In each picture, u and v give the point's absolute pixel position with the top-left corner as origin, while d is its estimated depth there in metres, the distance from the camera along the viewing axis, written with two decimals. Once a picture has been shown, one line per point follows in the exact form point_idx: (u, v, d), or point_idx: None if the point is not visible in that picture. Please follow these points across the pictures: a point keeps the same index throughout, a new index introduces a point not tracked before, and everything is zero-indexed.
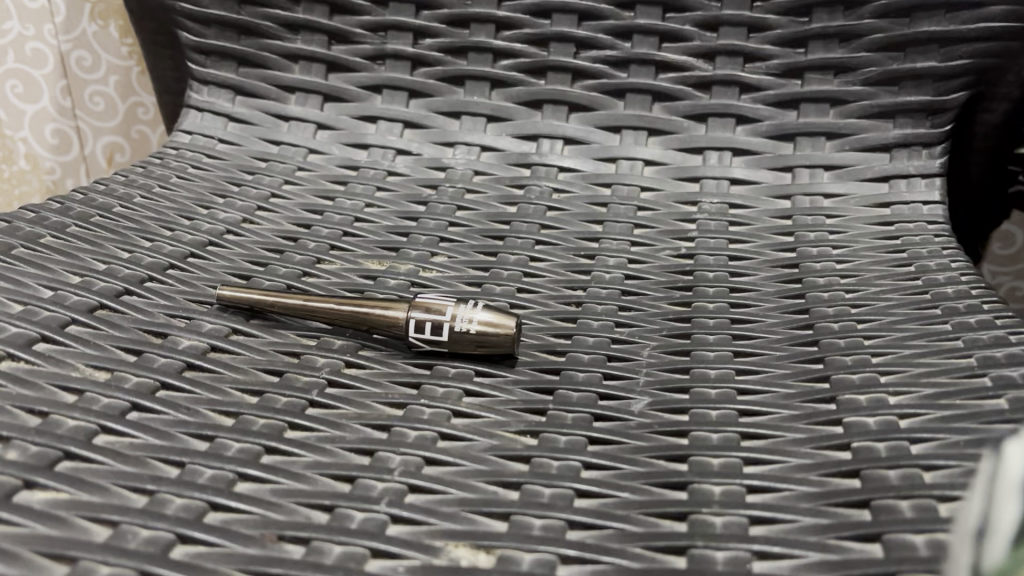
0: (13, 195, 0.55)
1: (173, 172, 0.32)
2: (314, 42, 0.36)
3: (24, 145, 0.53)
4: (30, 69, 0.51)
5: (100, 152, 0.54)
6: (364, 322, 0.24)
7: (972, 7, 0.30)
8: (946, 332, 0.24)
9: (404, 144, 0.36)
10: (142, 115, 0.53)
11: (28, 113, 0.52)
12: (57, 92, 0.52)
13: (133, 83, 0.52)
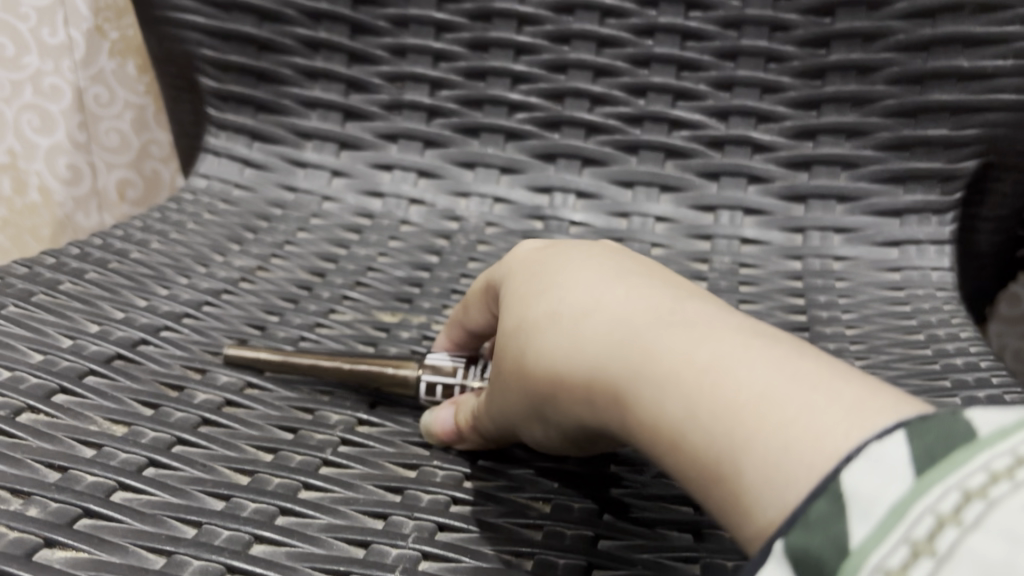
0: (23, 226, 0.56)
1: (190, 217, 0.33)
2: (332, 91, 0.36)
3: (36, 177, 0.54)
4: (47, 104, 0.51)
5: (112, 186, 0.55)
6: (374, 380, 0.24)
7: (983, 78, 0.30)
8: (945, 389, 0.24)
9: (418, 194, 0.36)
10: (154, 151, 0.54)
11: (42, 146, 0.52)
12: (72, 127, 0.52)
13: (147, 120, 0.52)
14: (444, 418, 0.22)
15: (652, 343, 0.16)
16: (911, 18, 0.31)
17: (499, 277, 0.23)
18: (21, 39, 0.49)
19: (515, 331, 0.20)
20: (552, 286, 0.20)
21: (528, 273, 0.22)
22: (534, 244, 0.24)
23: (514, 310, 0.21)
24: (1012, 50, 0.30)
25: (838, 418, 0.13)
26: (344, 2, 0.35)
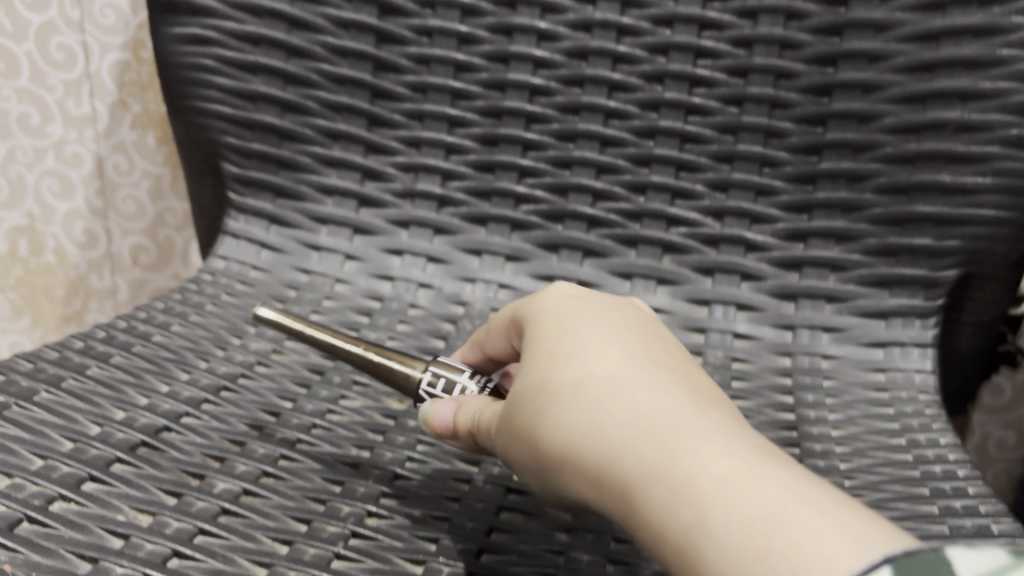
0: (36, 287, 0.57)
1: (208, 299, 0.34)
2: (348, 178, 0.38)
3: (53, 241, 0.55)
4: (68, 170, 0.53)
5: (126, 251, 0.57)
6: (382, 373, 0.28)
7: (964, 193, 0.32)
8: (923, 497, 0.26)
9: (427, 278, 0.38)
10: (170, 219, 0.56)
11: (61, 211, 0.54)
12: (91, 193, 0.54)
13: (166, 190, 0.55)
14: (443, 410, 0.25)
15: (669, 441, 0.18)
16: (897, 133, 0.33)
17: (534, 325, 0.24)
18: (47, 110, 0.51)
19: (538, 387, 0.21)
20: (582, 355, 0.21)
21: (561, 335, 0.23)
22: (570, 297, 0.25)
23: (539, 369, 0.22)
24: (991, 168, 0.31)
25: (842, 552, 0.14)
26: (363, 96, 0.37)
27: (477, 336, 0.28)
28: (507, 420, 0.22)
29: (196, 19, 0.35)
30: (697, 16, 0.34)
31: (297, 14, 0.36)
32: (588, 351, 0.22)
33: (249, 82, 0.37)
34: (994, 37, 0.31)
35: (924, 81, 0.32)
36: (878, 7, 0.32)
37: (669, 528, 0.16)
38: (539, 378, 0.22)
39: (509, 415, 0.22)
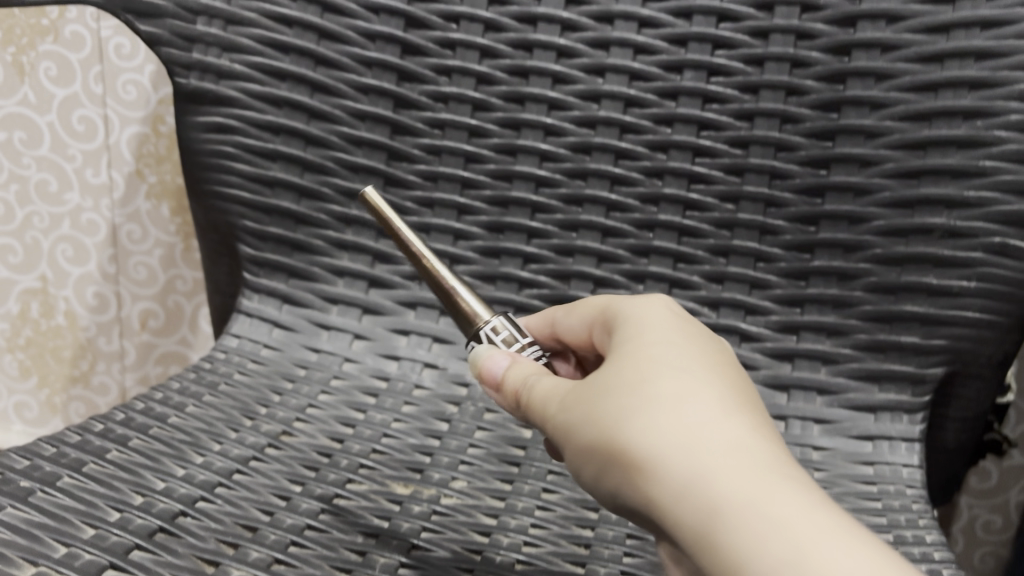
0: (46, 346, 0.65)
1: (221, 378, 0.36)
2: (359, 261, 0.40)
3: (65, 303, 0.62)
4: (82, 237, 0.59)
5: (135, 315, 0.62)
6: (452, 305, 0.30)
7: (949, 295, 0.34)
8: None
9: (432, 358, 0.39)
10: (180, 285, 0.60)
11: (73, 276, 0.61)
12: (103, 259, 0.59)
13: (175, 258, 0.58)
14: (496, 359, 0.27)
15: (766, 476, 0.18)
16: (887, 235, 0.34)
17: (628, 332, 0.25)
18: (65, 177, 0.57)
19: (627, 386, 0.22)
20: (680, 370, 0.22)
21: (656, 345, 0.23)
22: (668, 317, 0.25)
23: (626, 372, 0.22)
24: (975, 273, 0.33)
25: None
26: (376, 183, 0.39)
27: (557, 316, 0.30)
28: (577, 409, 0.22)
29: (219, 108, 0.37)
30: (696, 116, 0.36)
31: (315, 105, 0.37)
32: (681, 370, 0.22)
33: (268, 168, 0.38)
34: (977, 148, 0.32)
35: (912, 186, 0.33)
36: (869, 115, 0.34)
37: (750, 559, 0.17)
38: (626, 381, 0.22)
39: (582, 405, 0.22)
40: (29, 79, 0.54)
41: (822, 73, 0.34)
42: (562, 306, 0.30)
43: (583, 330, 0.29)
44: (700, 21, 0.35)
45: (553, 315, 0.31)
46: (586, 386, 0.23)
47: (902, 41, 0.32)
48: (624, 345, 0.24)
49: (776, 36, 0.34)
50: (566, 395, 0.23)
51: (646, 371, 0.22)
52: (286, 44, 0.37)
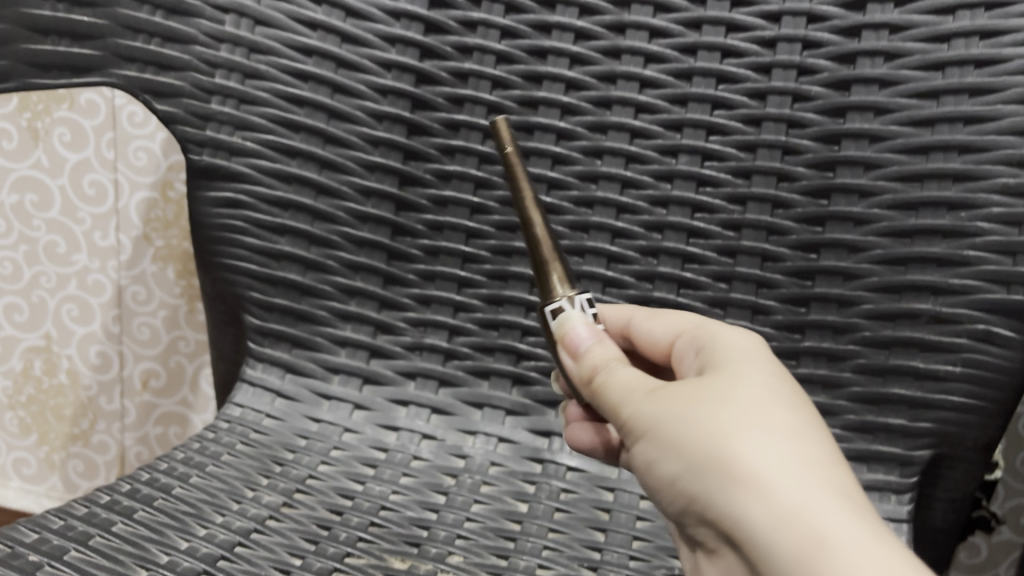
0: (48, 403, 0.71)
1: (225, 449, 0.37)
2: (361, 331, 0.41)
3: (66, 361, 0.69)
4: (88, 297, 0.66)
5: (136, 373, 0.68)
6: (542, 270, 0.29)
7: (936, 379, 0.35)
8: None
9: (430, 429, 0.40)
10: (182, 347, 0.66)
11: (77, 334, 0.68)
12: (108, 318, 0.67)
13: (180, 319, 0.65)
14: (582, 332, 0.27)
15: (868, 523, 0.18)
16: (874, 318, 0.36)
17: (728, 352, 0.25)
18: (74, 241, 0.65)
19: (729, 402, 0.22)
20: (782, 399, 0.22)
21: (763, 370, 0.23)
22: (757, 345, 0.25)
23: (735, 391, 0.22)
24: (960, 358, 0.34)
25: None
26: (380, 257, 0.40)
27: (638, 316, 0.32)
28: (670, 406, 0.22)
29: (231, 184, 0.39)
30: (689, 198, 0.37)
31: (324, 181, 0.39)
32: (792, 403, 0.22)
33: (276, 242, 0.40)
34: (962, 238, 0.33)
35: (899, 272, 0.35)
36: (857, 202, 0.35)
37: None
38: (735, 399, 0.22)
39: (679, 403, 0.22)
40: (42, 143, 0.62)
41: (813, 160, 0.36)
42: (646, 309, 0.32)
43: (666, 338, 0.30)
44: (694, 108, 0.37)
45: (635, 314, 0.32)
46: (682, 390, 0.23)
47: (888, 132, 0.34)
48: (724, 365, 0.24)
49: (769, 124, 0.36)
50: (657, 388, 0.23)
51: (756, 393, 0.22)
52: (297, 123, 0.38)
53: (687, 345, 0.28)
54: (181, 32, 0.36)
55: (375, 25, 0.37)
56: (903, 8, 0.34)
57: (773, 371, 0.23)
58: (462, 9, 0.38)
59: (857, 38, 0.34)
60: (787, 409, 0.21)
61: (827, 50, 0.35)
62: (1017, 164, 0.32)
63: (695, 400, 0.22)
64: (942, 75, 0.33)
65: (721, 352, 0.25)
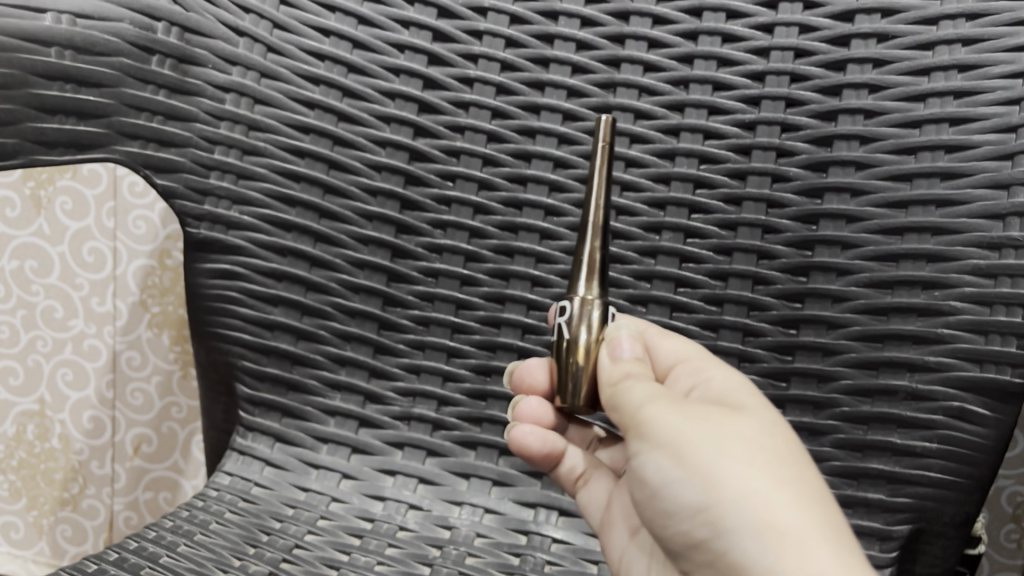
0: (39, 468, 0.71)
1: (214, 517, 0.38)
2: (351, 401, 0.41)
3: (59, 425, 0.70)
4: (83, 362, 0.67)
5: (128, 439, 0.69)
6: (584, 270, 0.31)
7: (913, 455, 0.35)
8: None
9: (417, 500, 0.40)
10: (175, 413, 0.68)
11: (71, 398, 0.69)
12: (102, 383, 0.68)
13: (173, 386, 0.67)
14: (623, 344, 0.30)
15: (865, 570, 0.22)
16: (853, 394, 0.36)
17: (743, 391, 0.28)
18: (72, 306, 0.66)
19: (751, 443, 0.25)
20: (793, 452, 0.25)
21: (778, 421, 0.26)
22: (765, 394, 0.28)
23: (760, 440, 0.25)
24: (936, 435, 0.34)
25: None
26: (371, 327, 0.41)
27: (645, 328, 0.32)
28: (705, 441, 0.24)
29: (227, 256, 0.39)
30: (673, 273, 0.39)
31: (318, 254, 0.40)
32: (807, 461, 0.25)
33: (270, 312, 0.40)
34: (937, 316, 0.34)
35: (876, 348, 0.36)
36: (835, 280, 0.36)
37: None
38: (764, 450, 0.24)
39: (712, 438, 0.24)
40: (44, 211, 0.64)
41: (791, 239, 0.37)
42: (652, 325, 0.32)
43: (670, 361, 0.31)
44: (677, 186, 0.38)
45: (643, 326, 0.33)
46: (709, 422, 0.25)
47: (865, 213, 0.35)
48: (741, 405, 0.27)
49: (749, 204, 0.38)
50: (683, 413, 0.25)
51: (779, 448, 0.25)
52: (293, 197, 0.39)
53: (685, 374, 0.30)
54: (183, 110, 0.36)
55: (371, 105, 0.39)
56: (878, 94, 0.35)
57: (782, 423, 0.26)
58: (455, 90, 0.39)
59: (834, 122, 0.36)
60: (805, 468, 0.24)
61: (805, 133, 0.37)
62: (988, 246, 0.33)
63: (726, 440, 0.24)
64: (914, 158, 0.34)
65: (726, 394, 0.27)
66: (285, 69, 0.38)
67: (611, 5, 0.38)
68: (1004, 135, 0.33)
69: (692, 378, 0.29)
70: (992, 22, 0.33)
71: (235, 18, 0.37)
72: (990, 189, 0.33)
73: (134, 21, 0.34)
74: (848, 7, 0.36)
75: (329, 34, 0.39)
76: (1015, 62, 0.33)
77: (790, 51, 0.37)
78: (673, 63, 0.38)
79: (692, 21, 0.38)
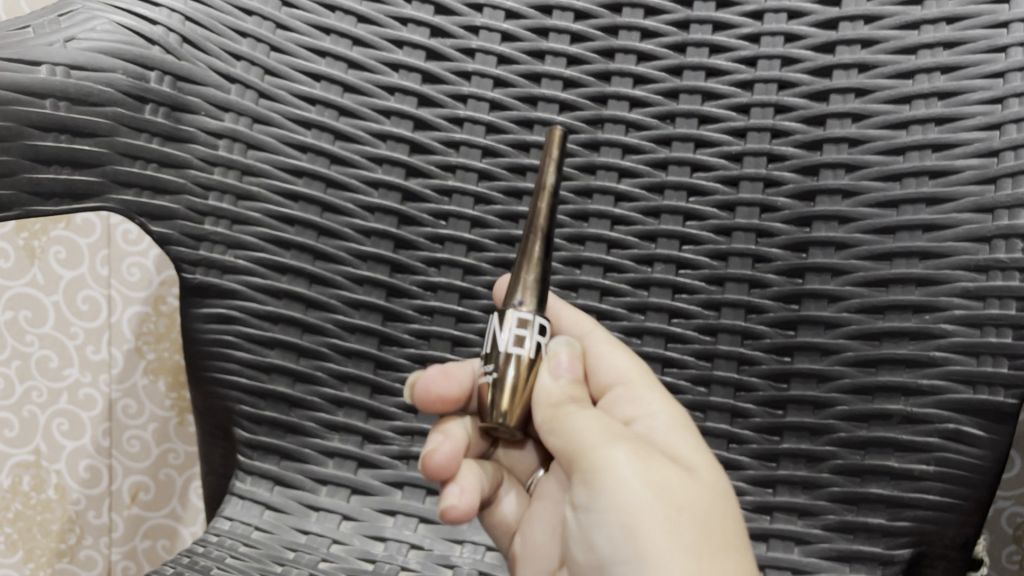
0: (34, 520, 0.70)
1: (214, 562, 0.38)
2: (349, 442, 0.41)
3: (56, 475, 0.69)
4: (78, 411, 0.68)
5: (126, 488, 0.70)
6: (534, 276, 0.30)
7: (911, 478, 0.35)
8: None
9: (418, 539, 0.40)
10: (172, 460, 0.69)
11: (67, 448, 0.69)
12: (97, 432, 0.69)
13: (169, 432, 0.69)
14: (563, 362, 0.30)
15: None
16: (849, 419, 0.36)
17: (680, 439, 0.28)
18: (66, 354, 0.67)
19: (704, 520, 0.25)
20: (731, 533, 0.26)
21: (723, 491, 0.27)
22: (704, 444, 0.29)
23: (710, 515, 0.26)
24: (933, 457, 0.35)
25: None
26: (368, 367, 0.41)
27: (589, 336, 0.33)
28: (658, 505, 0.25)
29: (223, 300, 0.39)
30: (667, 305, 0.39)
31: (312, 296, 0.40)
32: (746, 548, 0.26)
33: (266, 354, 0.40)
34: (929, 339, 0.34)
35: (870, 373, 0.36)
36: (827, 307, 0.37)
37: None
38: (713, 540, 0.25)
39: (668, 501, 0.25)
40: (38, 261, 0.65)
41: (782, 267, 0.38)
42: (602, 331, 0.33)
43: (609, 378, 0.32)
44: (667, 219, 0.39)
45: (591, 332, 0.33)
46: (673, 494, 0.25)
47: (852, 240, 0.36)
48: (686, 462, 0.27)
49: (739, 234, 0.38)
50: (643, 469, 0.26)
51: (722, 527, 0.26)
52: (287, 240, 0.40)
53: (622, 398, 0.31)
54: (176, 156, 0.37)
55: (363, 147, 0.40)
56: (860, 123, 0.36)
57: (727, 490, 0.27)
58: (445, 130, 0.40)
59: (819, 151, 0.37)
60: (740, 545, 0.26)
61: (791, 162, 0.37)
62: (975, 269, 0.33)
63: (683, 519, 0.25)
64: (899, 184, 0.35)
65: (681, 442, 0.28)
66: (278, 113, 0.39)
67: (597, 43, 0.39)
68: (987, 160, 0.33)
69: (634, 400, 0.30)
70: (969, 50, 0.34)
71: (228, 65, 0.38)
72: (974, 213, 0.33)
73: (127, 71, 0.35)
74: (828, 39, 0.37)
75: (320, 78, 0.39)
76: (993, 88, 0.33)
77: (773, 83, 0.37)
78: (657, 98, 0.39)
79: (676, 57, 0.39)
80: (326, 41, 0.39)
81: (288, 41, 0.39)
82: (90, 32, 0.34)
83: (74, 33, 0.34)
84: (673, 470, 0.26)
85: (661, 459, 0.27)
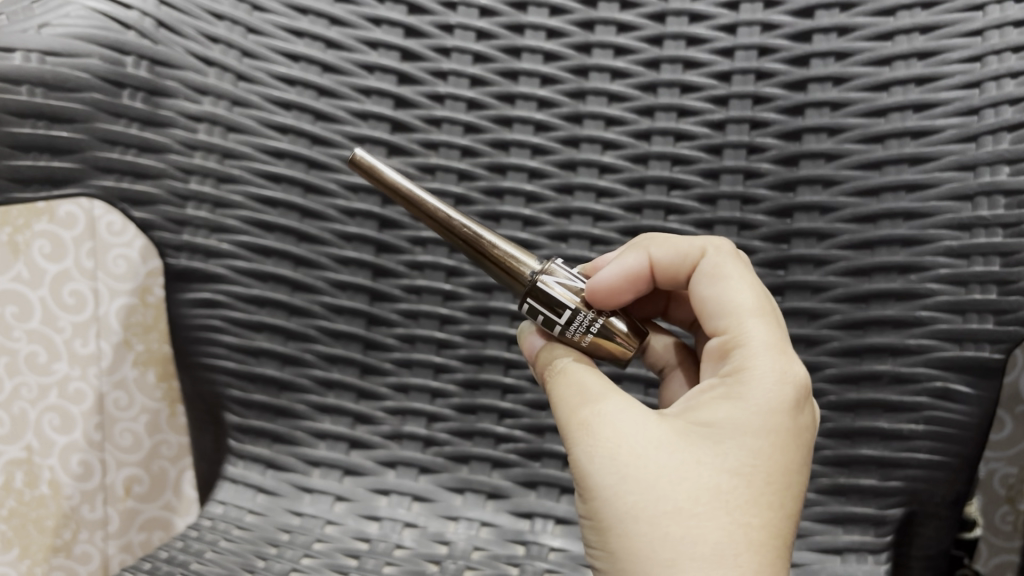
0: (29, 517, 0.69)
1: (208, 546, 0.38)
2: (341, 423, 0.41)
3: (49, 471, 0.68)
4: (68, 406, 0.68)
5: (120, 481, 0.70)
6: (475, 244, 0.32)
7: (901, 438, 0.35)
8: None
9: (412, 517, 0.40)
10: (165, 451, 0.72)
11: (59, 443, 0.68)
12: (89, 426, 0.68)
13: (161, 423, 0.71)
14: (533, 343, 0.34)
15: None
16: (839, 382, 0.36)
17: (723, 414, 0.28)
18: (54, 349, 0.66)
19: (657, 487, 0.26)
20: (699, 504, 0.26)
21: (714, 463, 0.27)
22: (750, 417, 0.28)
23: (668, 484, 0.26)
24: (922, 416, 0.35)
25: None
26: (356, 347, 0.41)
27: (701, 266, 0.33)
28: (608, 471, 0.27)
29: (208, 285, 0.39)
30: None
31: (298, 278, 0.40)
32: (716, 517, 0.26)
33: (254, 338, 0.40)
34: (914, 300, 0.34)
35: (858, 335, 0.36)
36: (813, 271, 0.37)
37: None
38: (665, 506, 0.26)
39: (620, 465, 0.27)
40: (22, 257, 0.64)
41: (768, 233, 0.37)
42: (715, 256, 0.33)
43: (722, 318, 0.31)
44: (653, 189, 0.39)
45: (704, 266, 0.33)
46: (627, 452, 0.27)
47: (837, 203, 0.36)
48: (692, 434, 0.28)
49: (724, 202, 0.38)
50: (601, 437, 0.28)
51: (687, 497, 0.26)
52: (271, 223, 0.39)
53: (726, 342, 0.31)
54: (155, 141, 0.36)
55: (343, 126, 0.39)
56: (842, 86, 0.36)
57: (731, 467, 0.27)
58: (426, 107, 0.40)
59: (802, 115, 0.37)
60: (710, 516, 0.26)
61: (774, 128, 0.37)
62: (959, 227, 0.33)
63: (635, 482, 0.27)
64: (882, 146, 0.35)
65: (717, 415, 0.29)
66: (257, 96, 0.38)
67: (576, 16, 0.39)
68: (967, 118, 0.33)
69: (732, 363, 0.30)
70: (947, 10, 0.34)
71: (205, 49, 0.38)
72: (957, 171, 0.34)
73: (103, 57, 0.34)
74: (806, 4, 0.36)
75: (298, 59, 0.39)
76: (972, 47, 0.34)
77: (754, 49, 0.37)
78: (638, 69, 0.39)
79: (656, 26, 0.38)
80: (303, 21, 0.39)
81: (264, 23, 0.39)
82: (65, 18, 0.34)
83: (48, 20, 0.33)
84: (647, 433, 0.27)
85: (642, 423, 0.28)
